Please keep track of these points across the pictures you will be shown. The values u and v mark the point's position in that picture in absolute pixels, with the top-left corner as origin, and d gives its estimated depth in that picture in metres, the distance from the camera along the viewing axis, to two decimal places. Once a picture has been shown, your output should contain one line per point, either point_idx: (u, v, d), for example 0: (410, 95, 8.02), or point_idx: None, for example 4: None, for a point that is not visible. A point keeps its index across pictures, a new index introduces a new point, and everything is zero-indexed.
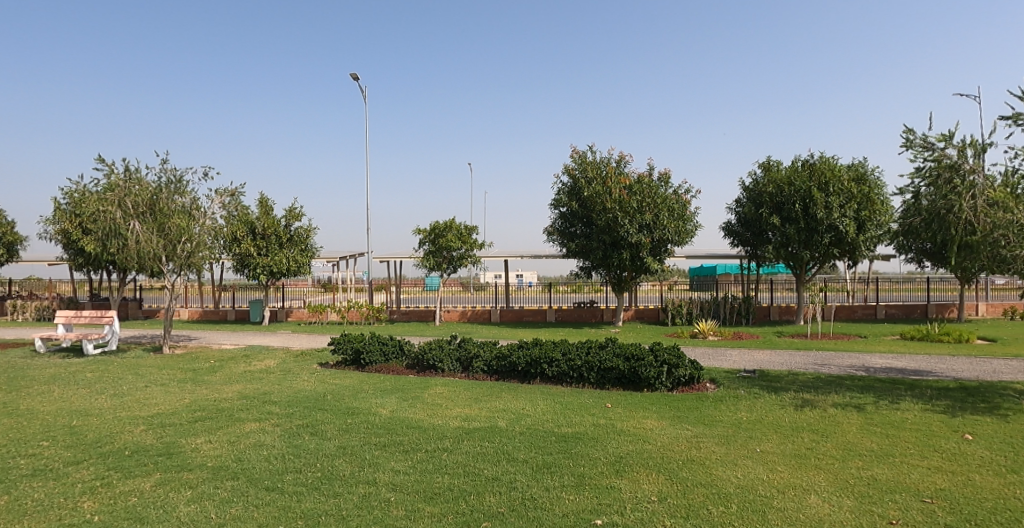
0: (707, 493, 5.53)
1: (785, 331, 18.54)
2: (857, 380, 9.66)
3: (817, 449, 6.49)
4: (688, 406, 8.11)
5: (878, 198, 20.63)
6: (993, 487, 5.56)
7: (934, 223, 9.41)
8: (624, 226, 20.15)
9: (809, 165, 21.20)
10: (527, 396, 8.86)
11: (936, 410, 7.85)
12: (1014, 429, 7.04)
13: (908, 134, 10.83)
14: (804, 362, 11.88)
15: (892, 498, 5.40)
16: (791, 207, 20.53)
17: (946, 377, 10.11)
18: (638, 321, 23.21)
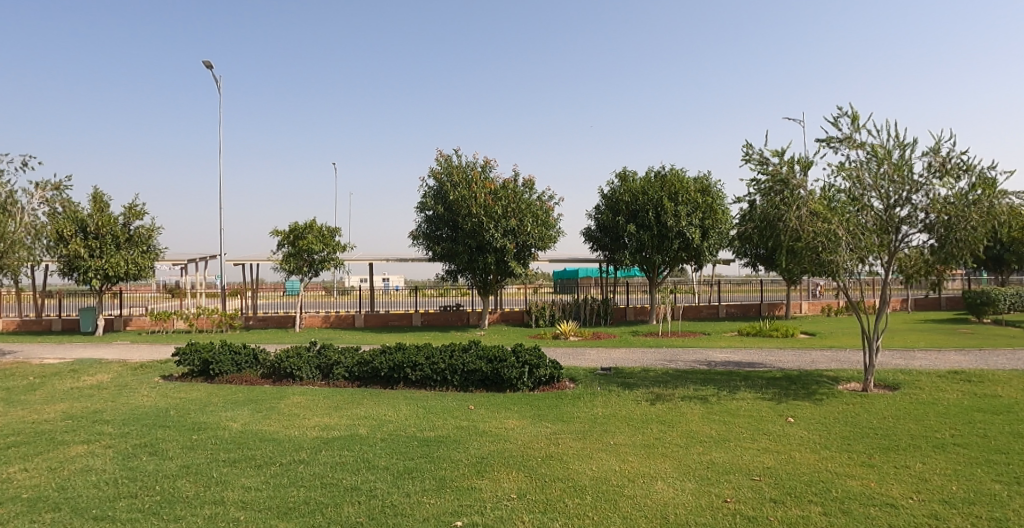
0: (564, 487, 5.77)
1: (640, 330, 19.84)
2: (701, 373, 10.56)
3: (664, 439, 6.98)
4: (548, 404, 8.39)
5: (719, 208, 22.73)
6: (809, 462, 6.34)
7: (769, 229, 9.88)
8: (490, 230, 20.46)
9: (661, 176, 22.86)
10: (389, 402, 8.70)
11: (764, 397, 8.78)
12: (828, 411, 8.04)
13: (745, 149, 11.41)
14: (655, 358, 12.76)
15: (727, 479, 5.98)
16: (645, 215, 22.03)
17: (774, 368, 11.33)
18: (502, 324, 23.73)
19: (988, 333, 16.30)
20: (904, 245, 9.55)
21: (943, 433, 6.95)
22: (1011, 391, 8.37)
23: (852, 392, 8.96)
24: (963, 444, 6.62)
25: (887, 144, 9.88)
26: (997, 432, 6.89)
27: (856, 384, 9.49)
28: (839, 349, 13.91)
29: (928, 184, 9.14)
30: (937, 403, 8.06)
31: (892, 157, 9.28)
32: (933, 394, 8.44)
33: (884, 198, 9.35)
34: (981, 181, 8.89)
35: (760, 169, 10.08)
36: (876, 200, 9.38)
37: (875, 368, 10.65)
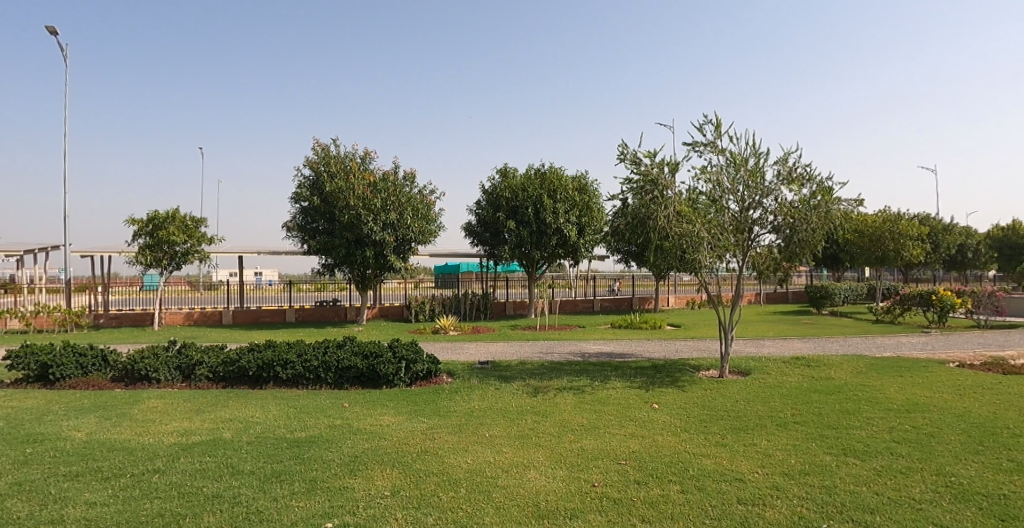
0: (439, 481, 5.79)
1: (519, 324, 20.25)
2: (575, 364, 11.00)
3: (538, 429, 7.20)
4: (425, 400, 8.37)
5: (595, 207, 23.75)
6: (671, 444, 6.79)
7: (639, 226, 10.39)
8: (368, 223, 19.99)
9: (541, 173, 23.46)
10: (257, 403, 8.27)
11: (633, 386, 9.30)
12: (689, 397, 8.65)
13: (620, 149, 11.93)
14: (531, 351, 13.13)
15: (596, 464, 6.27)
16: (524, 211, 22.55)
17: (642, 358, 12.04)
18: (381, 319, 23.20)
19: (825, 323, 18.36)
20: (756, 244, 10.46)
21: (786, 412, 7.72)
22: (841, 374, 9.48)
23: (709, 378, 9.71)
24: (801, 422, 7.39)
25: (744, 152, 10.74)
26: (829, 410, 7.78)
27: (713, 371, 10.30)
28: (701, 340, 15.07)
29: (777, 189, 10.06)
30: (781, 386, 8.95)
31: (748, 163, 10.11)
32: (778, 378, 9.36)
33: (741, 201, 10.18)
34: (820, 188, 9.92)
35: (633, 170, 10.57)
36: (733, 202, 10.19)
37: (730, 356, 11.64)
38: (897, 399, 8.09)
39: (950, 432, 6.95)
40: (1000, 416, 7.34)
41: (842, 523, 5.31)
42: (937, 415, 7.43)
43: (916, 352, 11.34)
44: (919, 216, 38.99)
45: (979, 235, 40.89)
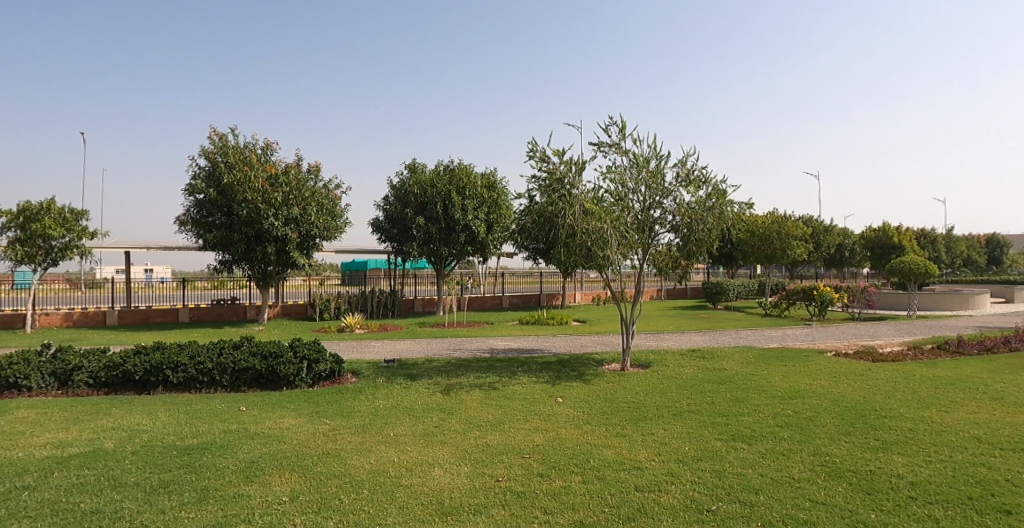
0: (340, 483, 5.69)
1: (427, 322, 20.08)
2: (482, 361, 11.11)
3: (443, 426, 7.21)
4: (328, 400, 8.18)
5: (504, 204, 23.97)
6: (574, 436, 7.00)
7: (547, 224, 10.56)
8: (268, 218, 19.19)
9: (450, 169, 23.48)
10: (144, 410, 7.78)
11: (538, 381, 9.50)
12: (592, 390, 8.94)
13: (529, 146, 12.04)
14: (439, 348, 13.14)
15: (500, 459, 6.37)
16: (433, 207, 22.47)
17: (548, 353, 12.34)
18: (284, 318, 22.52)
19: (720, 317, 19.54)
20: (656, 242, 10.92)
21: (681, 402, 8.14)
22: (732, 364, 10.11)
23: (612, 372, 10.08)
24: (695, 410, 7.81)
25: (647, 153, 11.15)
26: (720, 398, 8.28)
27: (616, 365, 10.70)
28: (606, 334, 15.61)
29: (676, 190, 10.53)
30: (678, 377, 9.43)
31: (650, 165, 10.51)
32: (676, 370, 9.86)
33: (642, 201, 10.57)
34: (715, 190, 10.49)
35: (541, 167, 10.70)
36: (636, 202, 10.57)
37: (632, 350, 12.14)
38: (780, 386, 8.73)
39: (826, 416, 7.59)
40: (868, 399, 8.10)
41: (729, 505, 5.70)
42: (815, 400, 8.09)
43: (798, 343, 12.30)
44: (803, 218, 42.19)
45: (854, 235, 44.83)
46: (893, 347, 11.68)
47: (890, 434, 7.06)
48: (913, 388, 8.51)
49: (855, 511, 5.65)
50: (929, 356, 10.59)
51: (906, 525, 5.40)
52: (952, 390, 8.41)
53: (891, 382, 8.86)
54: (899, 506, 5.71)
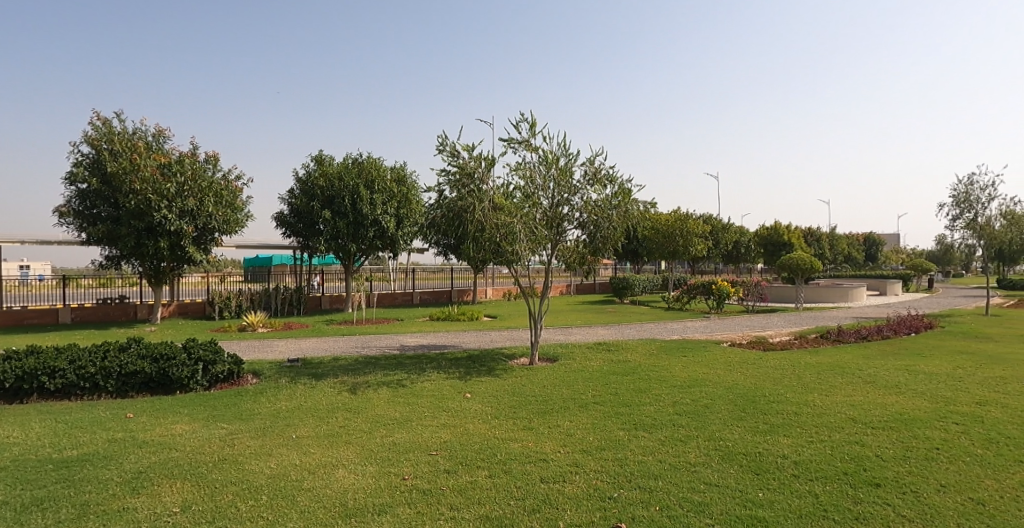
0: (237, 491, 5.48)
1: (333, 320, 19.59)
2: (391, 358, 10.99)
3: (349, 426, 7.08)
4: (226, 403, 7.85)
5: (414, 198, 23.88)
6: (482, 431, 7.06)
7: (456, 219, 10.50)
8: (160, 210, 18.06)
9: (358, 163, 22.99)
10: (16, 421, 7.17)
11: (448, 377, 9.51)
12: (500, 384, 9.04)
13: (440, 141, 11.92)
14: (346, 346, 12.88)
15: (407, 457, 6.33)
16: (341, 201, 21.93)
17: (458, 349, 12.37)
18: (180, 317, 21.29)
19: (626, 312, 20.33)
20: (564, 239, 11.13)
21: (587, 394, 8.39)
22: (636, 356, 10.53)
23: (522, 366, 10.23)
24: (600, 402, 8.06)
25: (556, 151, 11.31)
26: (624, 389, 8.60)
27: (525, 359, 10.87)
28: (517, 329, 15.84)
29: (583, 188, 10.76)
30: (585, 370, 9.71)
31: (559, 162, 10.68)
32: (583, 363, 10.14)
33: (551, 198, 10.74)
34: (620, 189, 10.80)
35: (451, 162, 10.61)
36: (544, 199, 10.72)
37: (541, 344, 12.37)
38: (680, 376, 9.17)
39: (721, 403, 8.03)
40: (758, 386, 8.66)
41: (630, 491, 5.95)
42: (711, 389, 8.55)
43: (697, 335, 12.97)
44: (704, 216, 44.64)
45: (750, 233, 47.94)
46: (781, 336, 12.55)
47: (777, 417, 7.56)
48: (799, 374, 9.16)
49: (744, 491, 6.05)
50: (812, 345, 11.48)
51: (789, 501, 5.85)
52: (831, 375, 9.14)
53: (779, 369, 9.52)
54: (783, 484, 6.16)
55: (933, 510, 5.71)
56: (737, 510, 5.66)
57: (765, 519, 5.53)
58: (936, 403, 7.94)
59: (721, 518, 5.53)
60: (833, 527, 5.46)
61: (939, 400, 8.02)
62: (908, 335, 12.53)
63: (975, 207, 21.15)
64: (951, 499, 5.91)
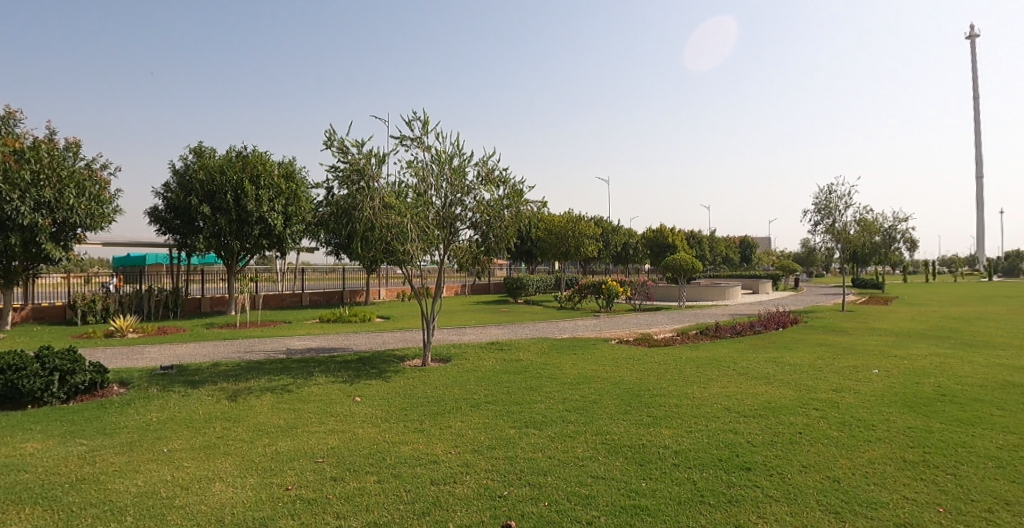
0: (98, 513, 5.08)
1: (214, 322, 18.61)
2: (277, 363, 10.56)
3: (227, 436, 6.75)
4: (86, 417, 7.25)
5: (304, 196, 22.97)
6: (371, 435, 6.94)
7: (344, 217, 10.12)
8: (9, 201, 16.37)
9: (243, 157, 21.92)
10: None
11: (336, 381, 9.25)
12: (391, 386, 8.91)
13: (328, 133, 11.46)
14: (227, 351, 12.24)
15: (291, 466, 6.12)
16: (222, 196, 20.81)
17: (348, 352, 12.09)
18: (35, 322, 19.36)
19: (520, 312, 20.71)
20: (456, 239, 11.07)
21: (479, 394, 8.45)
22: (528, 355, 10.74)
23: (414, 367, 10.14)
24: (491, 401, 8.14)
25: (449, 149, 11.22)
26: (515, 387, 8.74)
27: (418, 360, 10.78)
28: (409, 331, 15.68)
29: (477, 188, 10.75)
30: (477, 369, 9.77)
31: (453, 161, 10.60)
32: (476, 363, 10.20)
33: (443, 198, 10.59)
34: (512, 190, 10.90)
35: (339, 158, 10.23)
36: (437, 198, 10.57)
37: (434, 345, 12.31)
38: (570, 373, 9.45)
39: (608, 398, 8.36)
40: (643, 380, 9.08)
41: (520, 488, 6.05)
42: (599, 384, 8.87)
43: (587, 333, 13.41)
44: (595, 218, 46.50)
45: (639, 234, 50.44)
46: (665, 333, 13.25)
47: (659, 410, 7.97)
48: (679, 369, 9.70)
49: (628, 482, 6.33)
50: (693, 340, 12.20)
51: (669, 489, 6.19)
52: (709, 368, 9.74)
53: (663, 364, 10.02)
54: (665, 473, 6.51)
55: (795, 490, 6.25)
56: (621, 501, 5.92)
57: (647, 508, 5.83)
58: (800, 391, 8.68)
59: (606, 510, 5.76)
60: (707, 512, 5.82)
61: (802, 388, 8.77)
62: (777, 329, 13.62)
63: (834, 213, 23.34)
64: (811, 478, 6.50)
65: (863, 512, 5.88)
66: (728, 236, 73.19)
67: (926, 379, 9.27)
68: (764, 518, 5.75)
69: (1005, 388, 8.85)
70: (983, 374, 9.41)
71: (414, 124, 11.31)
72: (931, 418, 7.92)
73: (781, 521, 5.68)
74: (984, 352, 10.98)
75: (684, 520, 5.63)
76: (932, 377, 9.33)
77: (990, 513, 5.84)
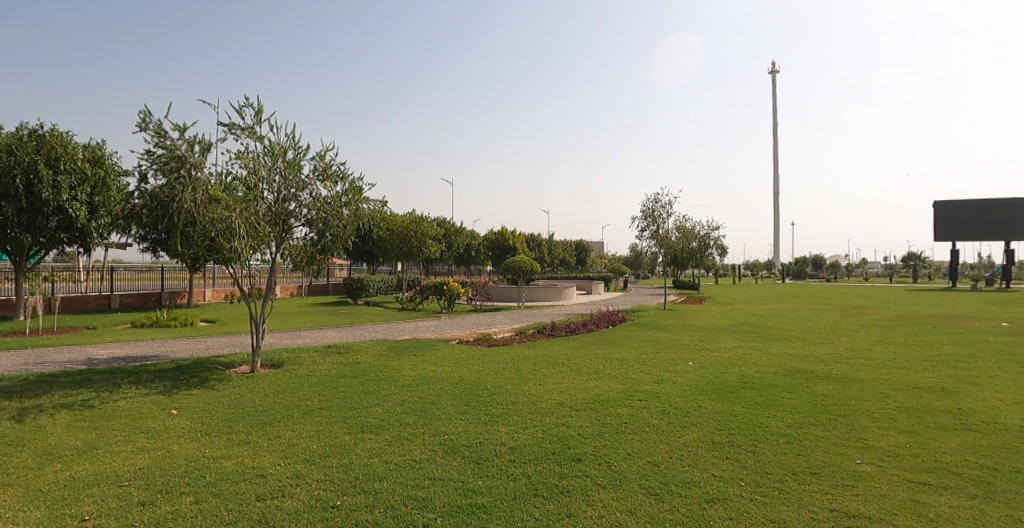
0: None
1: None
2: (77, 374, 9.45)
3: (7, 465, 5.95)
4: None
5: (114, 185, 20.90)
6: (187, 452, 6.45)
7: (161, 210, 9.29)
8: None
9: (35, 135, 19.41)
10: None
11: (149, 393, 8.47)
12: (214, 396, 8.37)
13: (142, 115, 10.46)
14: (12, 363, 10.71)
15: (89, 493, 5.54)
16: (9, 181, 18.10)
17: (165, 359, 11.12)
18: None
19: (359, 314, 20.65)
20: (290, 237, 10.57)
21: (312, 400, 8.19)
22: (367, 358, 10.74)
23: (242, 375, 9.56)
24: (326, 407, 7.95)
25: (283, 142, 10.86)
26: (352, 392, 8.63)
27: (246, 367, 10.24)
28: (237, 335, 14.75)
29: (312, 184, 10.46)
30: (312, 375, 9.54)
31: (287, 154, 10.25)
32: (311, 368, 9.95)
33: (275, 192, 10.14)
34: (351, 187, 10.78)
35: (154, 144, 9.36)
36: (269, 192, 10.11)
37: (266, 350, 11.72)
38: (409, 375, 9.53)
39: (446, 398, 8.50)
40: (481, 380, 9.38)
41: (354, 496, 5.82)
42: (438, 385, 9.02)
43: (427, 334, 13.64)
44: (436, 220, 47.44)
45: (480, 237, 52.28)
46: (504, 333, 13.83)
47: (497, 408, 8.23)
48: (516, 367, 10.17)
49: (465, 481, 6.38)
50: (530, 339, 12.93)
51: (506, 486, 6.36)
52: (545, 366, 10.31)
53: (502, 363, 10.46)
54: (501, 470, 6.67)
55: (621, 477, 6.73)
56: (458, 501, 5.95)
57: (485, 505, 5.94)
58: (626, 384, 9.45)
59: (443, 511, 5.75)
60: (541, 506, 6.02)
61: (627, 382, 9.54)
62: (607, 327, 14.75)
63: (657, 221, 25.89)
64: (634, 464, 7.03)
65: (678, 492, 6.45)
66: (566, 241, 77.86)
67: (730, 369, 10.52)
68: (592, 506, 6.10)
69: (791, 375, 10.31)
70: (775, 364, 10.86)
71: (244, 114, 10.74)
72: (735, 403, 8.97)
73: (608, 507, 6.07)
74: (774, 345, 12.73)
75: (518, 515, 5.79)
76: (736, 367, 10.60)
77: (779, 483, 6.71)
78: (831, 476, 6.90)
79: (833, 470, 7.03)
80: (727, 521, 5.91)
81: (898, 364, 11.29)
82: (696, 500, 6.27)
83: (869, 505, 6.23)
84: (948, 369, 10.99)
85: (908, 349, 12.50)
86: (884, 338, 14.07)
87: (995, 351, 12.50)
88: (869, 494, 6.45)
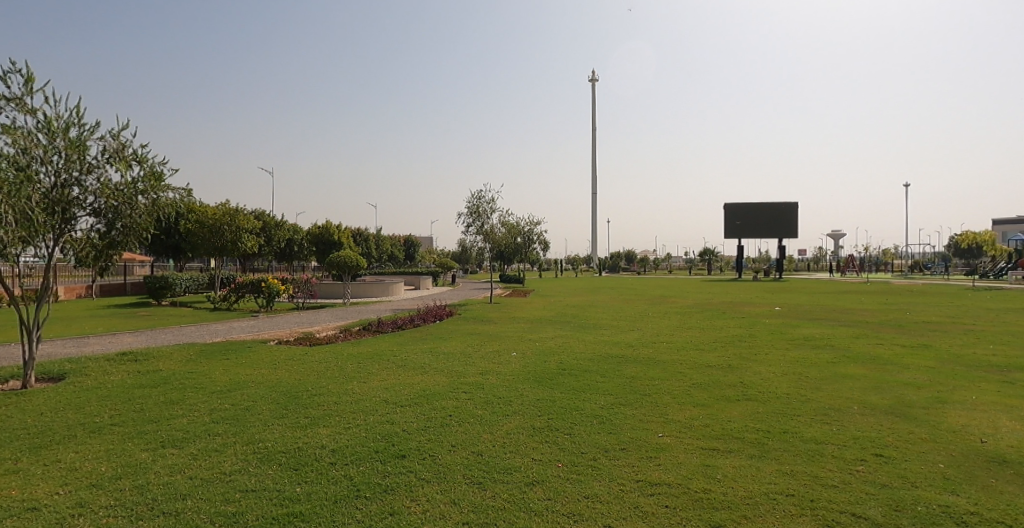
0: None
1: None
2: None
3: None
4: None
5: None
6: None
7: None
8: None
9: None
10: None
11: None
12: None
13: None
14: None
15: None
16: None
17: None
18: None
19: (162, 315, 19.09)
20: (71, 228, 9.83)
21: (103, 416, 7.49)
22: (170, 364, 10.24)
23: (10, 391, 8.56)
24: (119, 423, 7.31)
25: (63, 116, 9.85)
26: (151, 404, 8.02)
27: (16, 381, 9.15)
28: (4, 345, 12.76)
29: (99, 169, 9.77)
30: (102, 386, 8.82)
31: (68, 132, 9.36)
32: (101, 378, 9.24)
33: (53, 176, 9.27)
34: (148, 174, 10.18)
35: None
36: (45, 176, 9.20)
37: (49, 359, 10.40)
38: (220, 381, 9.14)
39: (261, 403, 8.21)
40: (301, 383, 9.22)
41: (151, 520, 5.37)
42: (251, 390, 8.73)
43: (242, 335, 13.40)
44: (254, 213, 44.79)
45: (302, 231, 50.26)
46: (326, 332, 13.85)
47: (317, 410, 8.07)
48: (338, 368, 10.15)
49: (282, 489, 6.09)
50: (354, 336, 13.20)
51: (325, 490, 6.13)
52: (369, 363, 10.61)
53: (322, 362, 10.59)
54: (321, 474, 6.44)
55: (445, 469, 6.79)
56: (273, 511, 5.66)
57: (301, 513, 5.68)
58: (451, 378, 9.82)
59: (255, 524, 5.45)
60: (363, 504, 5.93)
61: (453, 377, 9.87)
62: (433, 322, 15.15)
63: (483, 217, 27.07)
64: (458, 456, 7.15)
65: (500, 477, 6.71)
66: (395, 236, 77.00)
67: (549, 359, 11.31)
68: (416, 500, 6.11)
69: (605, 360, 11.34)
70: (589, 353, 11.86)
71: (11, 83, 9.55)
72: (554, 389, 9.63)
73: (432, 500, 6.11)
74: (590, 333, 13.87)
75: (337, 519, 5.63)
76: (555, 358, 11.42)
77: (593, 461, 7.22)
78: (638, 450, 7.59)
79: (639, 444, 7.75)
80: (546, 501, 6.23)
81: (693, 347, 12.89)
82: (516, 485, 6.51)
83: (668, 472, 6.99)
84: (733, 349, 12.75)
85: (701, 333, 14.26)
86: (681, 322, 15.93)
87: (768, 331, 14.73)
88: (668, 462, 7.24)
